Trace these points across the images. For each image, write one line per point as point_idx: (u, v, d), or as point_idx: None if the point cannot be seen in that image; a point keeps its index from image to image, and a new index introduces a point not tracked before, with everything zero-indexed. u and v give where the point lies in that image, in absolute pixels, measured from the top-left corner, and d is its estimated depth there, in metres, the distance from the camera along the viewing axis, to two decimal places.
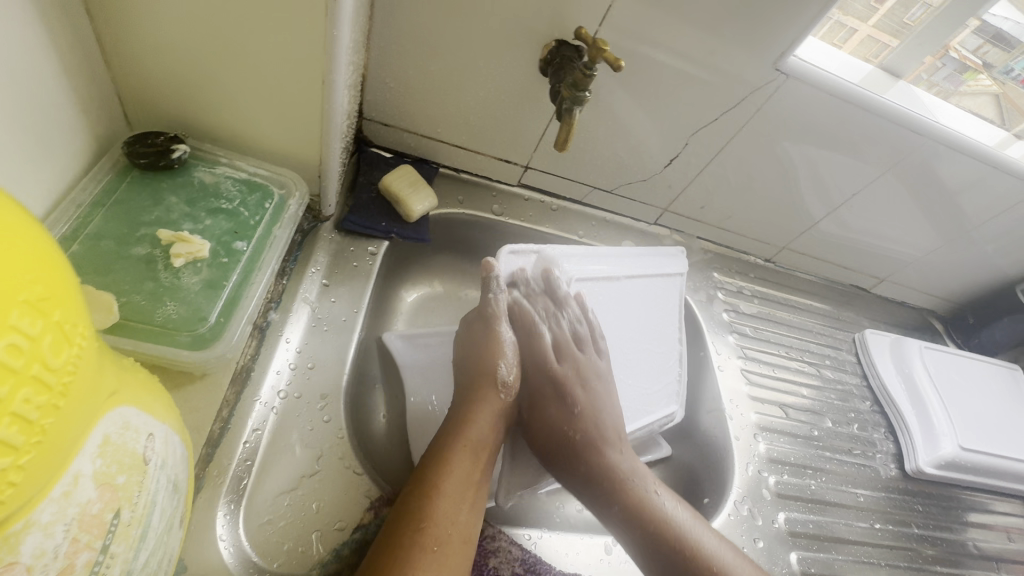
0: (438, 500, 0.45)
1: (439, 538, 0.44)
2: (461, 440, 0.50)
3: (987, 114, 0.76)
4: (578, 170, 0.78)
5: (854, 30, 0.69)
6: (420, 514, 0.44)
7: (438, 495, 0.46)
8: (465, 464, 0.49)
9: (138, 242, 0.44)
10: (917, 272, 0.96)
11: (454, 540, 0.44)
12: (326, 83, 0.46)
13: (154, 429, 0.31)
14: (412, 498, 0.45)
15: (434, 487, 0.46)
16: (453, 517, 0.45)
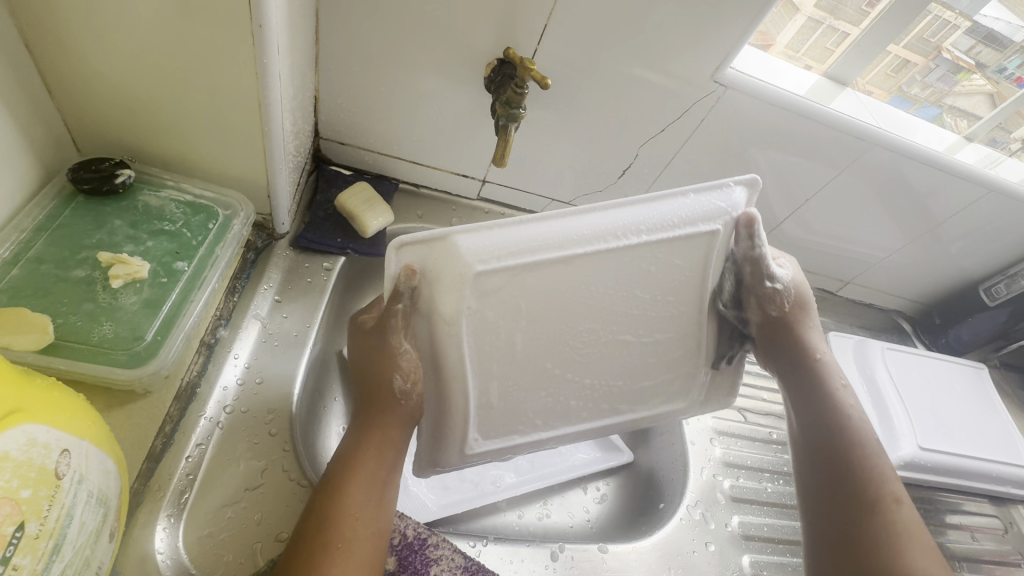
0: (343, 499, 0.44)
1: (345, 534, 0.43)
2: (366, 442, 0.48)
3: (981, 113, 0.78)
4: (536, 182, 0.80)
5: (847, 34, 0.71)
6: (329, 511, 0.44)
7: (343, 495, 0.45)
8: (370, 465, 0.47)
9: (78, 265, 0.46)
10: (882, 273, 0.97)
11: (361, 537, 0.44)
12: (263, 108, 0.48)
13: (71, 446, 0.32)
14: (318, 501, 0.44)
15: (338, 487, 0.45)
16: (361, 514, 0.44)
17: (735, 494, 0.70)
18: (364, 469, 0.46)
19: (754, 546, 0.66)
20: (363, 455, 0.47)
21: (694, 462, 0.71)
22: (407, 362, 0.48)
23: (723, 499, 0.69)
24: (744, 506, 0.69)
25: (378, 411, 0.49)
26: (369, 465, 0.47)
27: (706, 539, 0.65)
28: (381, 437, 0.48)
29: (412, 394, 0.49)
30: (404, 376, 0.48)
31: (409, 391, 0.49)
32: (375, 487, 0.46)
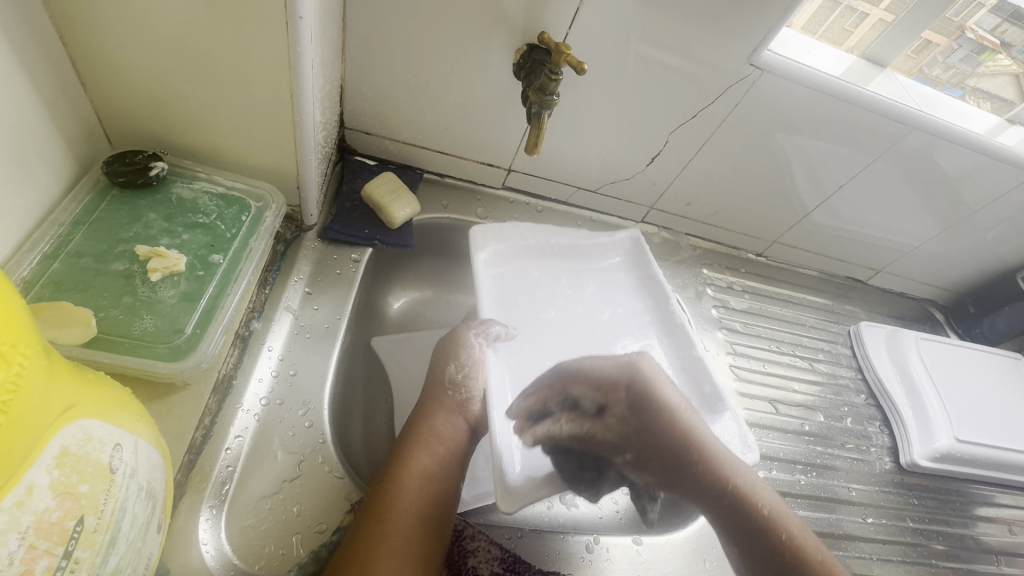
0: (394, 494, 0.48)
1: (400, 530, 0.47)
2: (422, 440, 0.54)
3: (1007, 95, 0.76)
4: (562, 171, 0.79)
5: (866, 14, 0.68)
6: (381, 507, 0.47)
7: (396, 488, 0.49)
8: (422, 465, 0.51)
9: (117, 258, 0.46)
10: (915, 262, 0.94)
11: (413, 531, 0.47)
12: (295, 97, 0.47)
13: (121, 440, 0.32)
14: (376, 495, 0.48)
15: (395, 484, 0.49)
16: (415, 510, 0.48)
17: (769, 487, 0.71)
18: (416, 469, 0.51)
19: None
20: (415, 457, 0.52)
21: None
22: (466, 354, 0.59)
23: None
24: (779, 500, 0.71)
25: (430, 404, 0.57)
26: (421, 465, 0.51)
27: None
28: (430, 436, 0.54)
29: (461, 385, 0.57)
30: (460, 367, 0.58)
31: (460, 382, 0.58)
32: (424, 486, 0.50)
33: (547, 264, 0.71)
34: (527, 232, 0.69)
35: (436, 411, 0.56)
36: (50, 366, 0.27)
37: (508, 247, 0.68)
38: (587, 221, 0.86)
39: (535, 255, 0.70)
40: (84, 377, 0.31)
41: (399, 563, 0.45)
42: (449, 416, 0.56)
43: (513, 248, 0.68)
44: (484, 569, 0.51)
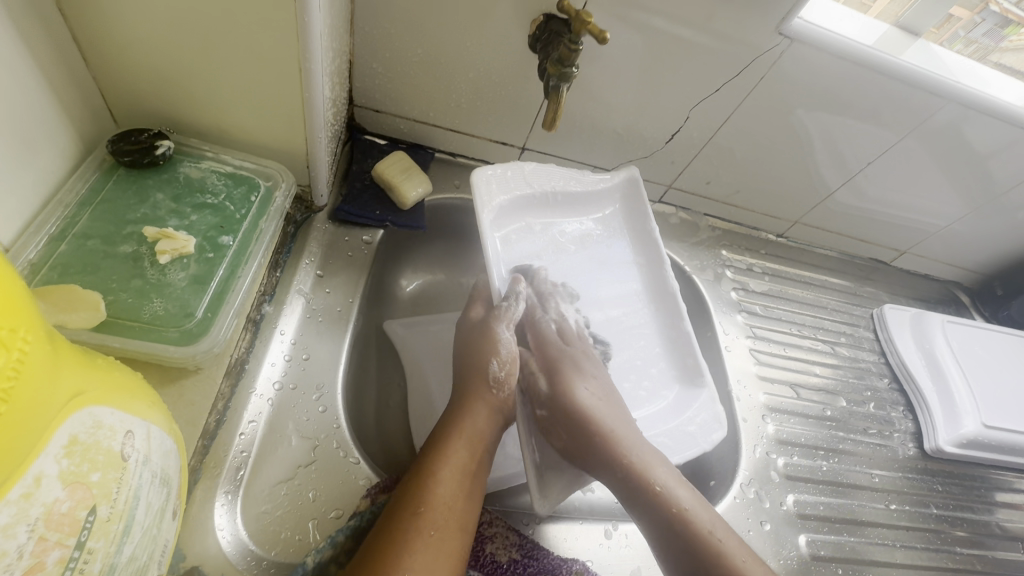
0: (435, 486, 0.44)
1: (437, 523, 0.43)
2: (457, 428, 0.49)
3: None
4: (577, 149, 0.76)
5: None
6: (420, 499, 0.43)
7: (434, 480, 0.45)
8: (460, 456, 0.47)
9: (125, 240, 0.44)
10: (943, 242, 0.91)
11: (450, 525, 0.43)
12: (304, 71, 0.45)
13: (132, 426, 0.31)
14: (410, 486, 0.44)
15: (431, 475, 0.45)
16: (452, 503, 0.44)
17: (789, 473, 0.70)
18: (455, 461, 0.46)
19: (811, 526, 0.67)
20: (454, 447, 0.47)
21: (746, 441, 0.71)
22: (507, 350, 0.53)
23: (777, 477, 0.69)
24: (799, 485, 0.70)
25: (471, 398, 0.52)
26: (460, 455, 0.47)
27: (761, 519, 0.66)
28: (471, 428, 0.49)
29: (505, 384, 0.53)
30: (502, 364, 0.53)
31: (502, 381, 0.53)
32: (467, 477, 0.46)
33: (547, 214, 0.66)
34: (530, 179, 0.63)
35: (476, 406, 0.51)
36: (55, 352, 0.26)
37: (508, 207, 0.62)
38: None
39: (537, 205, 0.65)
40: (92, 362, 0.30)
41: (435, 559, 0.41)
42: (487, 412, 0.51)
43: (513, 203, 0.63)
44: (502, 556, 0.50)
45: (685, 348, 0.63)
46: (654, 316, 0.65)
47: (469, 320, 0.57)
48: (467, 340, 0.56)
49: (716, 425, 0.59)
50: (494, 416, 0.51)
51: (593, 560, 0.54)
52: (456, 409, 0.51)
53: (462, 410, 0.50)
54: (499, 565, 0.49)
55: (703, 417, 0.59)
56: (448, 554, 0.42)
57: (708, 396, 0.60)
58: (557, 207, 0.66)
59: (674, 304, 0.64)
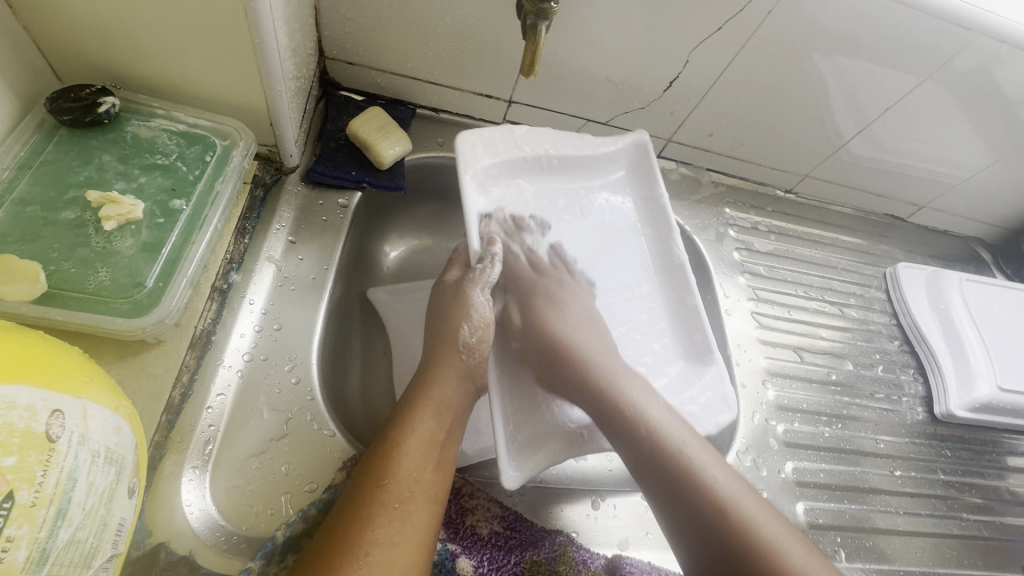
0: (400, 457, 0.42)
1: (402, 494, 0.40)
2: (423, 398, 0.46)
3: None
4: (568, 101, 0.71)
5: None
6: (382, 471, 0.41)
7: (400, 451, 0.42)
8: (427, 426, 0.45)
9: (67, 206, 0.42)
10: (966, 196, 0.84)
11: (417, 497, 0.41)
12: (249, 14, 0.41)
13: (64, 406, 0.29)
14: (374, 457, 0.42)
15: (396, 446, 0.43)
16: (418, 473, 0.42)
17: (790, 440, 0.68)
18: (421, 430, 0.44)
19: (811, 493, 0.65)
20: (420, 416, 0.45)
21: (746, 407, 0.68)
22: (480, 316, 0.50)
23: (776, 445, 0.67)
24: (799, 452, 0.67)
25: (438, 366, 0.48)
26: (427, 424, 0.45)
27: (758, 487, 0.64)
28: (439, 398, 0.47)
29: (477, 351, 0.49)
30: (473, 329, 0.50)
31: (474, 347, 0.49)
32: (433, 447, 0.44)
33: (546, 181, 0.61)
34: (524, 143, 0.58)
35: (444, 375, 0.48)
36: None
37: (509, 168, 0.58)
38: None
39: (532, 169, 0.60)
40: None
41: (402, 531, 0.39)
42: (457, 379, 0.48)
43: (508, 165, 0.58)
44: (483, 528, 0.48)
45: (690, 323, 0.59)
46: (657, 290, 0.61)
47: (444, 283, 0.54)
48: (438, 305, 0.52)
49: (724, 406, 0.55)
50: (466, 384, 0.49)
51: (579, 532, 0.52)
52: (425, 378, 0.48)
53: (431, 379, 0.48)
54: (479, 538, 0.47)
55: (709, 394, 0.56)
56: (415, 527, 0.40)
57: (717, 373, 0.57)
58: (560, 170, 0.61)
59: (682, 281, 0.60)
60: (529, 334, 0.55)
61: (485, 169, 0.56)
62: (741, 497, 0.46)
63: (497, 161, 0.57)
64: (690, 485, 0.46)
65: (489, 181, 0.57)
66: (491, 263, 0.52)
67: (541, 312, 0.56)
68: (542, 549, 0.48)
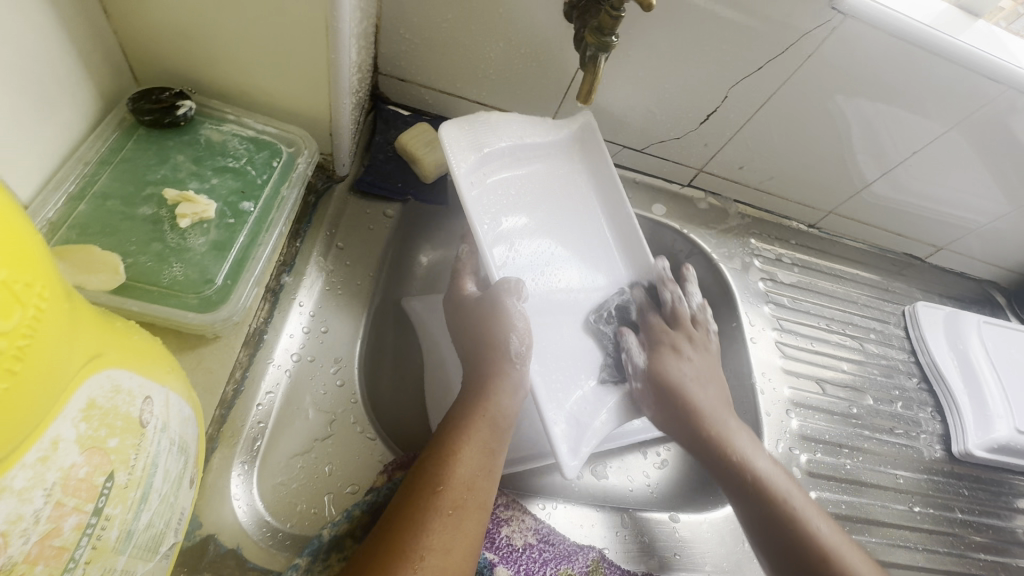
0: (455, 465, 0.43)
1: (455, 502, 0.41)
2: (481, 408, 0.47)
3: None
4: (606, 126, 0.73)
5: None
6: (437, 477, 0.42)
7: (456, 460, 0.44)
8: (480, 434, 0.46)
9: (144, 202, 0.43)
10: (984, 241, 0.86)
11: (470, 505, 0.42)
12: (330, 31, 0.43)
13: (151, 392, 0.30)
14: (429, 464, 0.43)
15: (452, 454, 0.44)
16: (471, 482, 0.43)
17: (812, 470, 0.69)
18: (476, 440, 0.45)
19: None
20: (475, 426, 0.46)
21: (769, 435, 0.69)
22: (521, 323, 0.51)
23: (799, 473, 0.68)
24: (821, 482, 0.68)
25: (490, 374, 0.49)
26: (481, 433, 0.46)
27: None
28: (495, 409, 0.48)
29: (527, 359, 0.50)
30: (519, 338, 0.50)
31: (524, 354, 0.50)
32: (486, 459, 0.45)
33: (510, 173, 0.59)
34: (499, 134, 0.58)
35: (500, 386, 0.49)
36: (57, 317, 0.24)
37: (495, 168, 0.58)
38: (629, 183, 0.81)
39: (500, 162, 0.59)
40: (101, 322, 0.28)
41: (454, 537, 0.40)
42: (511, 391, 0.49)
43: (489, 160, 0.57)
44: (518, 539, 0.49)
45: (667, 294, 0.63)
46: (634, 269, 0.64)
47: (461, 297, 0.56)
48: (469, 310, 0.54)
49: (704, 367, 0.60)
50: (520, 394, 0.49)
51: (609, 548, 0.53)
52: (481, 386, 0.49)
53: (486, 387, 0.49)
54: (514, 548, 0.48)
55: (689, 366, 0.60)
56: (465, 535, 0.41)
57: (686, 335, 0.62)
58: (521, 165, 0.61)
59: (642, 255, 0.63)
60: (651, 394, 0.58)
61: (469, 167, 0.55)
62: (843, 546, 0.51)
63: (472, 164, 0.55)
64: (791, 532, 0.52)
65: (474, 180, 0.56)
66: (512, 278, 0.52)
67: (662, 355, 0.59)
68: (575, 562, 0.48)
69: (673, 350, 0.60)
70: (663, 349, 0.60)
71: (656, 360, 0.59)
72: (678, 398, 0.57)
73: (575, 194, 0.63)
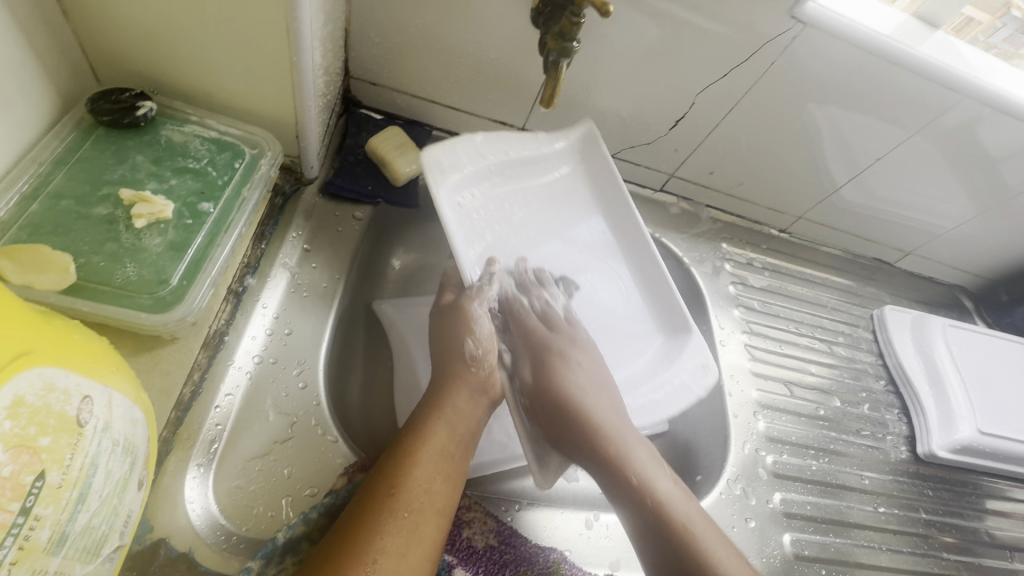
0: (413, 468, 0.43)
1: (411, 505, 0.41)
2: (439, 412, 0.48)
3: None
4: (577, 131, 0.74)
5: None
6: (392, 479, 0.42)
7: (413, 462, 0.44)
8: (439, 437, 0.46)
9: (100, 202, 0.43)
10: (950, 246, 0.88)
11: (427, 510, 0.42)
12: (290, 33, 0.43)
13: (92, 392, 0.30)
14: (386, 466, 0.43)
15: (411, 457, 0.44)
16: (429, 485, 0.43)
17: (778, 471, 0.69)
18: (434, 443, 0.45)
19: (797, 525, 0.67)
20: (433, 428, 0.47)
21: (736, 436, 0.70)
22: (482, 329, 0.53)
23: (765, 475, 0.69)
24: (787, 484, 0.69)
25: (450, 381, 0.51)
26: (440, 436, 0.46)
27: (747, 516, 0.65)
28: (451, 411, 0.49)
29: (483, 361, 0.52)
30: (478, 343, 0.53)
31: (480, 358, 0.52)
32: (445, 462, 0.45)
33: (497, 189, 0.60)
34: (485, 151, 0.58)
35: (458, 390, 0.50)
36: None
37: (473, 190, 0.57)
38: None
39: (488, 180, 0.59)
40: (40, 320, 0.28)
41: (410, 541, 0.40)
42: (468, 394, 0.50)
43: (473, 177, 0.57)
44: (479, 541, 0.49)
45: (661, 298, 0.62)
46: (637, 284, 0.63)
47: (440, 306, 0.56)
48: (438, 325, 0.55)
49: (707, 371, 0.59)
50: (479, 399, 0.51)
51: (572, 550, 0.53)
52: (440, 391, 0.50)
53: (446, 392, 0.50)
54: (474, 551, 0.48)
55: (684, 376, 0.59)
56: (423, 538, 0.40)
57: (697, 342, 0.60)
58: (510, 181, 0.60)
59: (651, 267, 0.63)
60: (538, 409, 0.55)
61: (451, 188, 0.55)
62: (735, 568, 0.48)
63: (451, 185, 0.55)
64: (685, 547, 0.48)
65: (459, 202, 0.56)
66: (490, 282, 0.55)
67: (552, 367, 0.55)
68: (535, 564, 0.49)
69: (560, 361, 0.56)
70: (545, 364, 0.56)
71: (540, 374, 0.55)
72: (567, 408, 0.54)
73: (578, 205, 0.63)
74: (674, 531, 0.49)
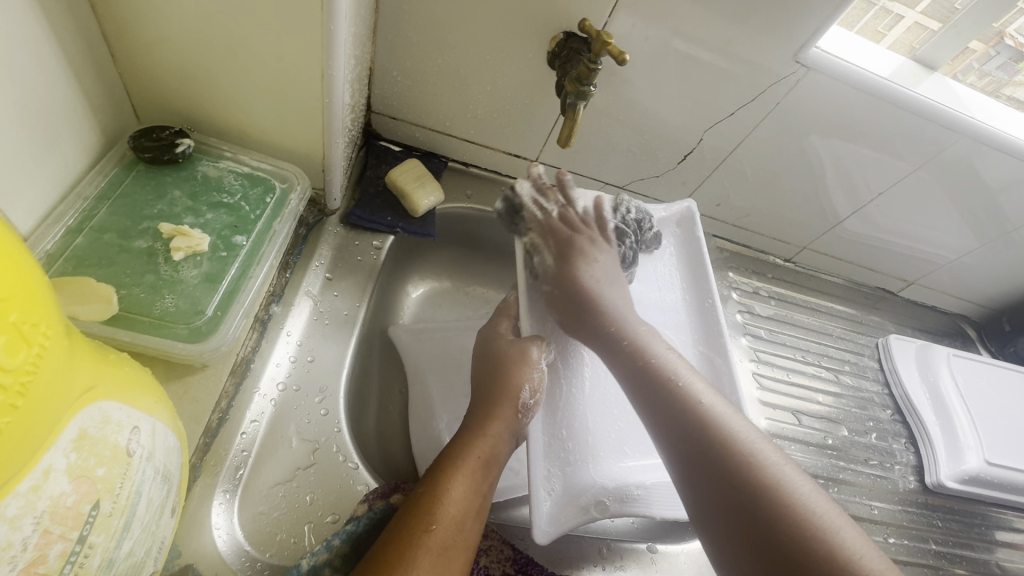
0: (444, 504, 0.43)
1: (443, 542, 0.41)
2: (473, 449, 0.48)
3: None
4: (588, 163, 0.77)
5: (900, 17, 0.65)
6: (427, 514, 0.42)
7: (444, 498, 0.43)
8: (473, 474, 0.46)
9: (140, 236, 0.45)
10: (952, 275, 0.90)
11: (456, 545, 0.41)
12: (325, 78, 0.46)
13: (139, 422, 0.31)
14: (420, 501, 0.43)
15: (442, 489, 0.44)
16: (460, 523, 0.43)
17: None
18: (466, 479, 0.45)
19: None
20: (462, 466, 0.46)
21: None
22: (538, 377, 0.53)
23: None
24: None
25: (489, 419, 0.50)
26: (473, 472, 0.46)
27: None
28: (484, 448, 0.48)
29: (533, 412, 0.52)
30: (532, 390, 0.52)
31: (530, 408, 0.52)
32: (474, 498, 0.45)
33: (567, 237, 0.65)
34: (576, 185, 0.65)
35: (496, 429, 0.50)
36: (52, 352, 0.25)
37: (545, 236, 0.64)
38: None
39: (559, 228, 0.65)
40: (98, 354, 0.30)
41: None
42: (503, 432, 0.50)
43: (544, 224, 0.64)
44: (496, 570, 0.50)
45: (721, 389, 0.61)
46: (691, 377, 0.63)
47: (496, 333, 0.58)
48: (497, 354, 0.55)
49: None
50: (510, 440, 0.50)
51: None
52: (476, 427, 0.50)
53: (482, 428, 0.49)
54: None
55: None
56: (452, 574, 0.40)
57: None
58: None
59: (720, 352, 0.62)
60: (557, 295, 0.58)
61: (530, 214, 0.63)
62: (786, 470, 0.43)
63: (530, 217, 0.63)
64: (726, 460, 0.44)
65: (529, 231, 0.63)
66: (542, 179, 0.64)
67: (571, 260, 0.59)
68: None
69: (581, 256, 0.59)
70: (568, 253, 0.60)
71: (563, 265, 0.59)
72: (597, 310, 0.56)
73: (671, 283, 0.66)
74: (716, 443, 0.45)
